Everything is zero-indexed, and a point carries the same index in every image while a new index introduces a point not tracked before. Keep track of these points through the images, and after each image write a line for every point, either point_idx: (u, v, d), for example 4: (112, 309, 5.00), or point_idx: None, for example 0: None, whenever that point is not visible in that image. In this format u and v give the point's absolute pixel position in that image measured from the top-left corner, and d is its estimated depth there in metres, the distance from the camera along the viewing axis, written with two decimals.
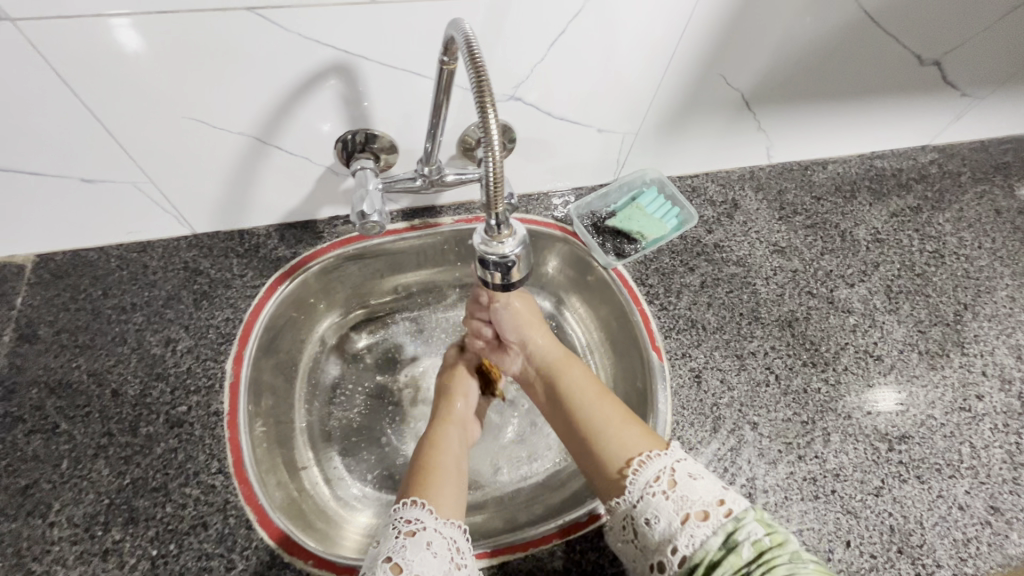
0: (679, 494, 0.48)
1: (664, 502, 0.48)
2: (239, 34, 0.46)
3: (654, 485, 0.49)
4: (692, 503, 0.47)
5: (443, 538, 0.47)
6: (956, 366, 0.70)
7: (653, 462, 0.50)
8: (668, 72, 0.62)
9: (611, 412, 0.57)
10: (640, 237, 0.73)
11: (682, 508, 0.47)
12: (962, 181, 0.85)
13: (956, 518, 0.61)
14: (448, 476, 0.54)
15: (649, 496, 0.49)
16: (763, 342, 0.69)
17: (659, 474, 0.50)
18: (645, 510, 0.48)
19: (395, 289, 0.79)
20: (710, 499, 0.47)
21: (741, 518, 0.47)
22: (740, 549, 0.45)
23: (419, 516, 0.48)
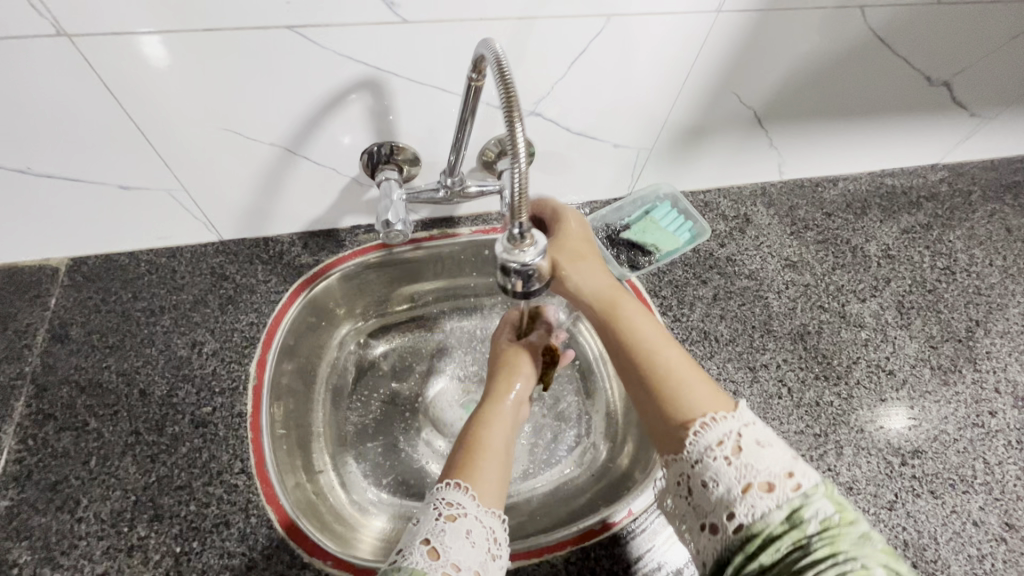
0: (742, 461, 0.42)
1: (725, 467, 0.42)
2: (279, 51, 0.48)
3: (716, 450, 0.43)
4: (757, 472, 0.42)
5: (484, 527, 0.45)
6: (969, 382, 0.70)
7: (715, 426, 0.44)
8: (684, 90, 0.64)
9: (670, 350, 0.51)
10: (655, 250, 0.74)
11: (744, 476, 0.42)
12: (972, 199, 0.86)
13: (970, 534, 0.60)
14: (494, 462, 0.51)
15: (708, 458, 0.43)
16: (775, 354, 0.70)
17: (722, 437, 0.44)
18: (702, 472, 0.43)
19: (412, 297, 0.81)
20: (778, 470, 0.42)
21: (811, 494, 0.41)
22: (805, 526, 0.40)
23: (461, 500, 0.46)
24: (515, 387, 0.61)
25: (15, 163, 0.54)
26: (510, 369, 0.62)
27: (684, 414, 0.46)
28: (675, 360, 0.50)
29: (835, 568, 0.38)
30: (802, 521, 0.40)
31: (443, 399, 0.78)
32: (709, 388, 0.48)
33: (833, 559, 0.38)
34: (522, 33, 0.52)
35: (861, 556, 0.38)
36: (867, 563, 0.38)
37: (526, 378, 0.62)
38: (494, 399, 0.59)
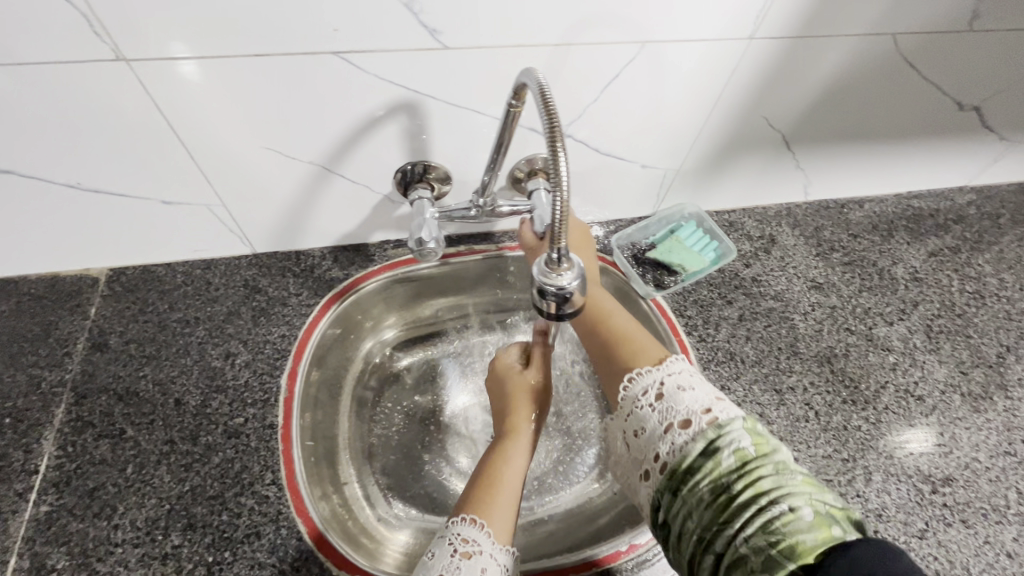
0: (665, 404, 0.48)
1: (650, 413, 0.49)
2: (323, 74, 0.50)
3: (642, 398, 0.50)
4: (676, 412, 0.47)
5: (498, 564, 0.46)
6: (1000, 410, 0.69)
7: (644, 376, 0.51)
8: (713, 114, 0.64)
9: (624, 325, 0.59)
10: (680, 269, 0.75)
11: (666, 417, 0.47)
12: (1001, 223, 0.85)
13: (1004, 565, 0.59)
14: (511, 498, 0.50)
15: (637, 407, 0.50)
16: (801, 377, 0.69)
17: (648, 386, 0.50)
18: (634, 422, 0.50)
19: (437, 311, 0.82)
20: (695, 407, 0.47)
21: (725, 425, 0.45)
22: (721, 458, 0.44)
23: (476, 537, 0.46)
24: (534, 415, 0.59)
25: (66, 178, 0.56)
26: (522, 395, 0.60)
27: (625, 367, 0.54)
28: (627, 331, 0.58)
29: (761, 512, 0.41)
30: (717, 451, 0.44)
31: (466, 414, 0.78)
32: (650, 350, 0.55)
33: (755, 499, 0.41)
34: (558, 58, 0.53)
35: (783, 492, 0.41)
36: (790, 502, 0.41)
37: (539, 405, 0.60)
38: (511, 430, 0.56)
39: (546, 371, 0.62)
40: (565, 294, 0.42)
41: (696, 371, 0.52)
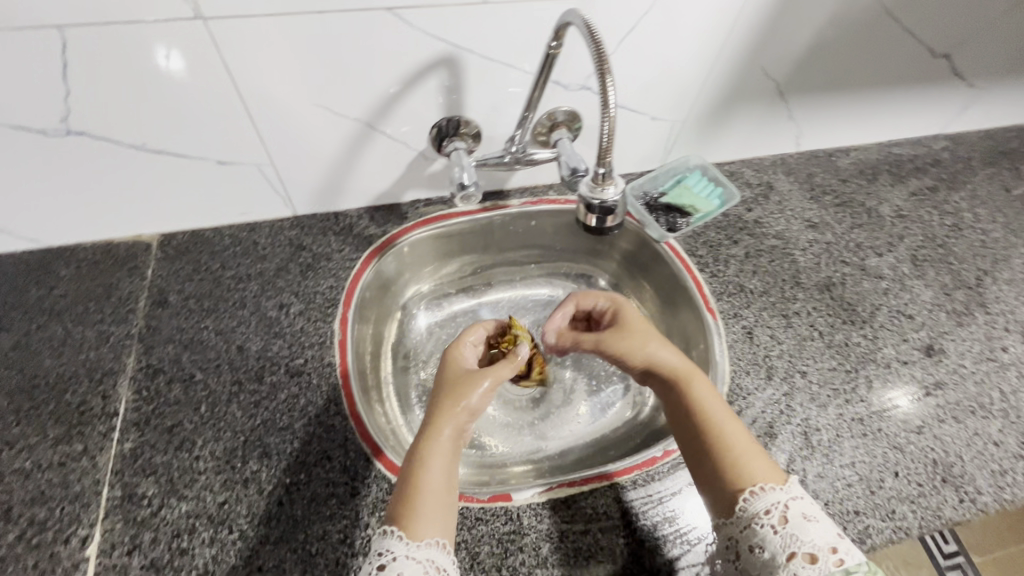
0: (790, 530, 0.49)
1: (772, 536, 0.49)
2: (375, 30, 0.55)
3: (765, 518, 0.50)
4: (802, 543, 0.48)
5: (417, 562, 0.47)
6: (982, 323, 0.77)
7: (769, 494, 0.51)
8: (716, 65, 0.71)
9: (733, 437, 0.56)
10: (691, 212, 0.81)
11: (789, 545, 0.48)
12: (972, 165, 0.95)
13: (991, 452, 0.67)
14: (435, 497, 0.51)
15: (756, 526, 0.50)
16: (805, 303, 0.77)
17: (772, 507, 0.50)
18: (750, 538, 0.50)
19: (463, 267, 0.87)
20: (822, 544, 0.47)
21: (853, 570, 0.46)
22: None
23: (391, 545, 0.48)
24: (457, 413, 0.57)
25: (133, 140, 0.60)
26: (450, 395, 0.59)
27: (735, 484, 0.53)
28: (740, 440, 0.56)
29: None
30: None
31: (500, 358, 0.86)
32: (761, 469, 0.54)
33: None
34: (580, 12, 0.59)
35: None
36: None
37: (470, 404, 0.59)
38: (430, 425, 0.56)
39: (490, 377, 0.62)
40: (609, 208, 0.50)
41: (814, 502, 0.52)
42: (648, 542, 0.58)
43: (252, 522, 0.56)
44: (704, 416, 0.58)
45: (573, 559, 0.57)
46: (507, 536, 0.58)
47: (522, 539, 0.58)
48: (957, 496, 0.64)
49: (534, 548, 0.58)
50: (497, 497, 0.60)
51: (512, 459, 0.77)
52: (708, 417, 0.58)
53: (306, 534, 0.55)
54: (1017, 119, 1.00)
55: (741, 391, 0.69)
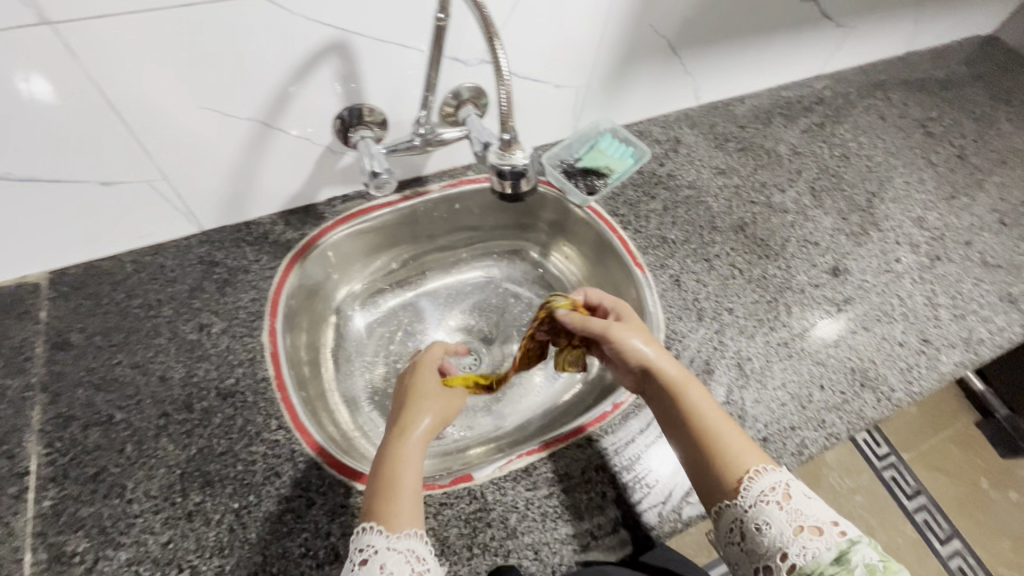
0: (793, 506, 0.50)
1: (777, 511, 0.50)
2: (253, 20, 0.53)
3: (770, 494, 0.51)
4: (807, 517, 0.49)
5: (398, 552, 0.47)
6: (876, 240, 0.85)
7: (766, 475, 0.52)
8: (608, 29, 0.73)
9: (714, 415, 0.58)
10: (607, 173, 0.83)
11: (796, 520, 0.49)
12: (851, 99, 1.05)
13: (898, 352, 0.74)
14: (412, 497, 0.52)
15: (763, 503, 0.51)
16: (723, 245, 0.81)
17: (774, 486, 0.52)
18: (757, 516, 0.51)
19: (394, 261, 0.86)
20: (824, 518, 0.49)
21: (856, 541, 0.48)
22: (853, 568, 0.46)
23: (370, 541, 0.48)
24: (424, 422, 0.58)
25: None
26: (411, 405, 0.60)
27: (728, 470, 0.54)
28: (718, 418, 0.57)
29: None
30: (849, 562, 0.46)
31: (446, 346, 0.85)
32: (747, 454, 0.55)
33: None
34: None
35: None
36: None
37: (437, 412, 0.59)
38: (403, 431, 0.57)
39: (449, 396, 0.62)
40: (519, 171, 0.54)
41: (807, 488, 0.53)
42: (611, 494, 0.60)
43: (203, 555, 0.52)
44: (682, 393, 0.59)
45: (542, 525, 0.58)
46: (473, 515, 0.58)
47: (489, 515, 0.58)
48: (875, 396, 0.70)
49: (501, 520, 0.58)
50: (459, 480, 0.60)
51: (471, 442, 0.77)
52: (702, 416, 0.57)
53: (264, 556, 0.53)
54: (884, 53, 1.11)
55: (676, 335, 0.72)
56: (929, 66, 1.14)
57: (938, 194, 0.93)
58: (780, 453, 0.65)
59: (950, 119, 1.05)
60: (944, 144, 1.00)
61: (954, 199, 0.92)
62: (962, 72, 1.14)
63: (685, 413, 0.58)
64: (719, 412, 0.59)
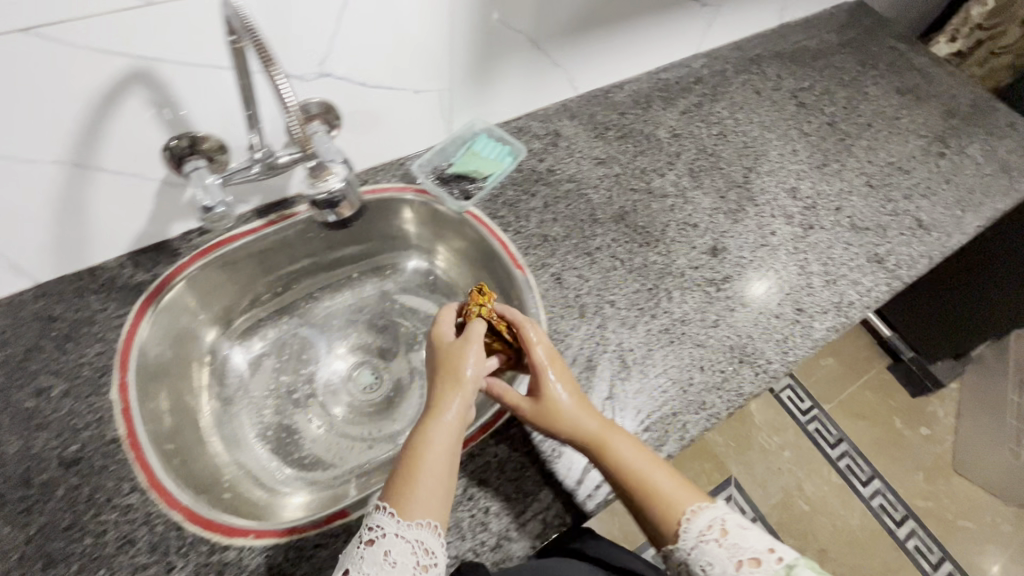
0: (731, 541, 0.52)
1: (717, 549, 0.52)
2: (29, 56, 0.47)
3: (708, 533, 0.53)
4: (745, 550, 0.51)
5: (406, 541, 0.49)
6: (752, 216, 0.87)
7: (702, 514, 0.54)
8: (457, 29, 0.70)
9: (640, 463, 0.58)
10: (478, 176, 0.82)
11: (735, 554, 0.51)
12: (728, 75, 1.07)
13: (774, 324, 0.77)
14: (431, 484, 0.53)
15: (703, 543, 0.53)
16: (604, 237, 0.81)
17: (710, 523, 0.54)
18: (699, 557, 0.52)
19: (274, 289, 0.84)
20: (762, 548, 0.51)
21: (793, 564, 0.50)
22: None
23: (381, 522, 0.50)
24: (454, 398, 0.58)
25: None
26: (445, 375, 0.59)
27: (663, 519, 0.55)
28: (643, 466, 0.57)
29: None
30: None
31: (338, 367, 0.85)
32: (679, 498, 0.56)
33: None
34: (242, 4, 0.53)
35: None
36: None
37: (464, 385, 0.59)
38: (429, 409, 0.58)
39: (476, 344, 0.61)
40: (335, 197, 0.60)
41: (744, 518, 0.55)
42: (493, 507, 0.60)
43: None
44: (603, 449, 0.58)
45: None
46: None
47: None
48: (752, 371, 0.72)
49: None
50: (333, 517, 0.56)
51: (364, 468, 0.76)
52: (626, 470, 0.57)
53: None
54: (757, 27, 1.13)
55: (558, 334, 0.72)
56: (801, 36, 1.17)
57: (810, 163, 0.96)
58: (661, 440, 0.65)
59: (821, 88, 1.08)
60: (816, 113, 1.04)
61: (826, 166, 0.96)
62: (831, 41, 1.18)
63: (611, 469, 0.58)
64: (647, 456, 0.59)
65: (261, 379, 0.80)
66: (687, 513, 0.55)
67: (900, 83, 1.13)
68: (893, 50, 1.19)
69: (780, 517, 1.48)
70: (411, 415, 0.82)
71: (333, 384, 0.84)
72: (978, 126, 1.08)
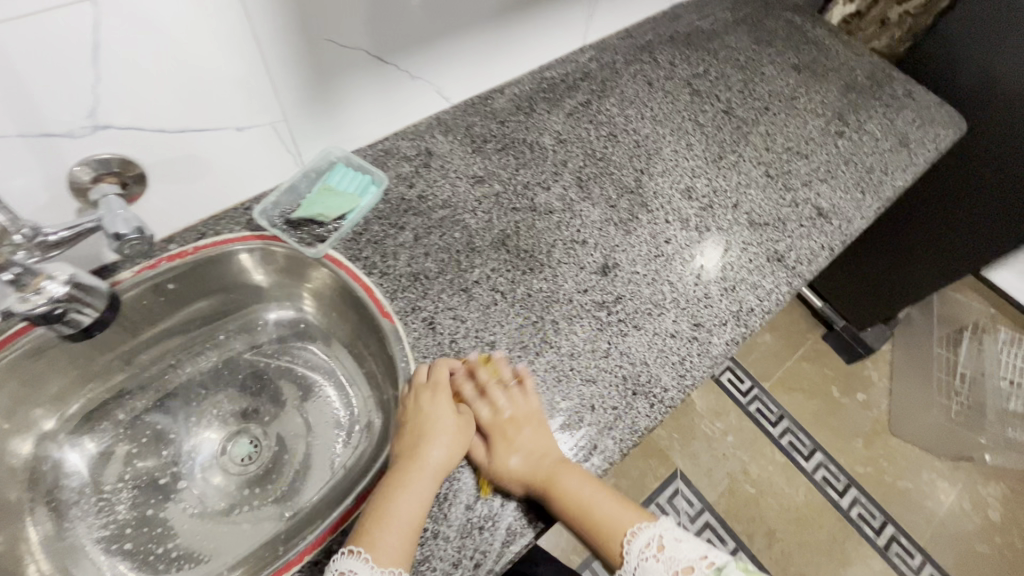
0: (667, 556, 0.54)
1: (655, 565, 0.54)
2: None
3: (646, 550, 0.55)
4: (678, 561, 0.53)
5: None
6: (645, 224, 0.81)
7: (641, 533, 0.56)
8: (270, 55, 0.60)
9: (591, 494, 0.58)
10: (323, 219, 0.72)
11: (671, 566, 0.53)
12: (618, 67, 1.00)
13: (670, 345, 0.71)
14: (406, 529, 0.53)
15: (642, 561, 0.55)
16: (483, 268, 0.74)
17: (649, 540, 0.56)
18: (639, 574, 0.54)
19: (118, 365, 0.73)
20: (693, 556, 0.54)
21: (722, 566, 0.53)
22: None
23: (352, 566, 0.51)
24: (437, 448, 0.58)
25: None
26: (428, 427, 0.60)
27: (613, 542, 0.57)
28: (587, 497, 0.58)
29: None
30: None
31: (209, 444, 0.76)
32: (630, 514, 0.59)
33: None
34: None
35: None
36: None
37: (451, 443, 0.59)
38: (412, 452, 0.58)
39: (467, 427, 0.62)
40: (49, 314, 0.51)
41: (681, 530, 0.57)
42: None
43: None
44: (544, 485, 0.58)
45: None
46: None
47: None
48: (647, 403, 0.67)
49: None
50: None
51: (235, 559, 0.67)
52: (573, 503, 0.57)
53: None
54: (648, 11, 1.06)
55: None
56: (695, 16, 1.11)
57: (705, 157, 0.91)
58: None
59: (716, 72, 1.03)
60: (711, 101, 0.98)
61: (722, 159, 0.91)
62: (726, 19, 1.12)
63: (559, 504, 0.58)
64: (595, 485, 0.59)
65: (110, 471, 0.70)
66: (629, 533, 0.57)
67: (798, 59, 1.09)
68: (790, 24, 1.15)
69: (728, 504, 1.47)
70: (293, 486, 0.74)
71: (204, 461, 0.75)
72: (877, 99, 1.05)
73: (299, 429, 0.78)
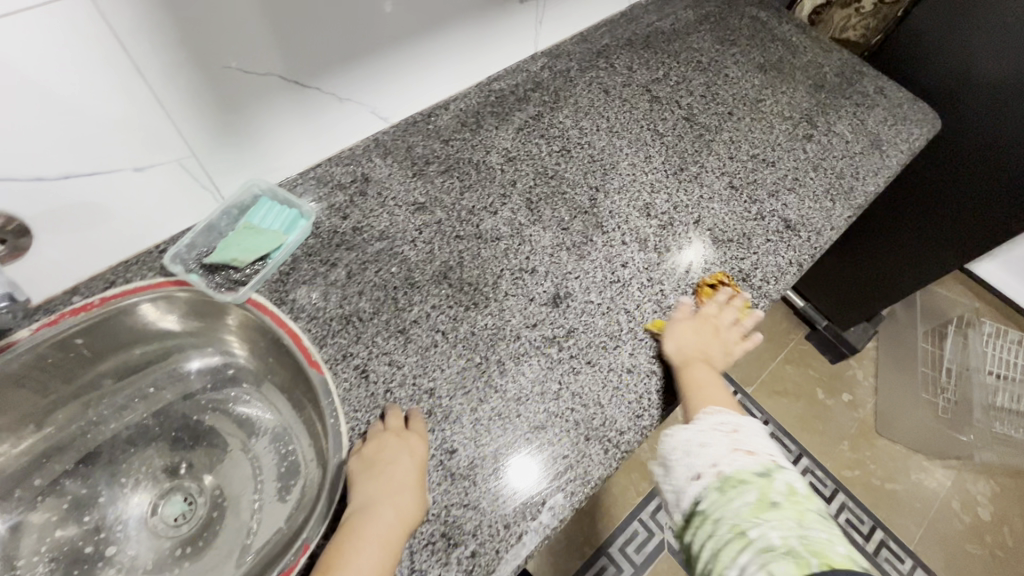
0: (737, 437, 0.58)
1: (720, 436, 0.58)
2: None
3: (722, 423, 0.59)
4: (745, 444, 0.57)
5: None
6: (600, 247, 0.76)
7: (724, 414, 0.60)
8: (162, 88, 0.54)
9: (707, 379, 0.64)
10: (239, 263, 0.65)
11: (735, 445, 0.57)
12: (571, 76, 0.94)
13: (627, 381, 0.66)
14: None
15: (710, 422, 0.59)
16: (423, 305, 0.68)
17: (730, 421, 0.59)
18: (701, 431, 0.59)
19: (31, 427, 0.67)
20: (761, 450, 0.57)
21: (778, 467, 0.55)
22: (773, 482, 0.54)
23: None
24: (399, 495, 0.53)
25: None
26: (385, 472, 0.54)
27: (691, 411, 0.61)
28: (704, 381, 0.64)
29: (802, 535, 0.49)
30: (770, 476, 0.54)
31: (138, 506, 0.70)
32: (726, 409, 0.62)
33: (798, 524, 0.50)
34: None
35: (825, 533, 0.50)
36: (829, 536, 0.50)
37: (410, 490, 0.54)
38: (369, 500, 0.53)
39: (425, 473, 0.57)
40: None
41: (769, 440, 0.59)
42: None
43: None
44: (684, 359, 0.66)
45: None
46: None
47: None
48: (602, 449, 0.61)
49: None
50: None
51: None
52: (689, 374, 0.65)
53: None
54: (603, 14, 1.00)
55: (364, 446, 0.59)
56: (654, 17, 1.05)
57: (665, 170, 0.85)
58: (492, 564, 0.54)
59: (677, 76, 0.97)
60: (671, 108, 0.93)
61: (683, 171, 0.85)
62: (687, 18, 1.06)
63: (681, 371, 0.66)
64: (719, 383, 0.65)
65: (24, 544, 0.64)
66: (714, 411, 0.60)
67: (764, 58, 1.03)
68: (754, 20, 1.09)
69: None
70: (230, 547, 0.68)
71: (132, 525, 0.69)
72: (846, 98, 1.00)
73: (237, 483, 0.72)
